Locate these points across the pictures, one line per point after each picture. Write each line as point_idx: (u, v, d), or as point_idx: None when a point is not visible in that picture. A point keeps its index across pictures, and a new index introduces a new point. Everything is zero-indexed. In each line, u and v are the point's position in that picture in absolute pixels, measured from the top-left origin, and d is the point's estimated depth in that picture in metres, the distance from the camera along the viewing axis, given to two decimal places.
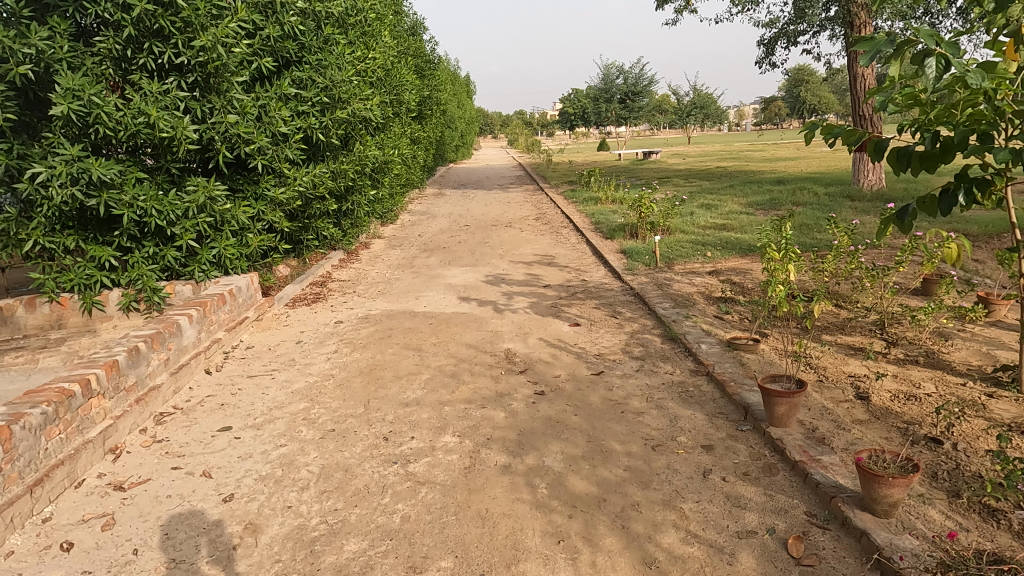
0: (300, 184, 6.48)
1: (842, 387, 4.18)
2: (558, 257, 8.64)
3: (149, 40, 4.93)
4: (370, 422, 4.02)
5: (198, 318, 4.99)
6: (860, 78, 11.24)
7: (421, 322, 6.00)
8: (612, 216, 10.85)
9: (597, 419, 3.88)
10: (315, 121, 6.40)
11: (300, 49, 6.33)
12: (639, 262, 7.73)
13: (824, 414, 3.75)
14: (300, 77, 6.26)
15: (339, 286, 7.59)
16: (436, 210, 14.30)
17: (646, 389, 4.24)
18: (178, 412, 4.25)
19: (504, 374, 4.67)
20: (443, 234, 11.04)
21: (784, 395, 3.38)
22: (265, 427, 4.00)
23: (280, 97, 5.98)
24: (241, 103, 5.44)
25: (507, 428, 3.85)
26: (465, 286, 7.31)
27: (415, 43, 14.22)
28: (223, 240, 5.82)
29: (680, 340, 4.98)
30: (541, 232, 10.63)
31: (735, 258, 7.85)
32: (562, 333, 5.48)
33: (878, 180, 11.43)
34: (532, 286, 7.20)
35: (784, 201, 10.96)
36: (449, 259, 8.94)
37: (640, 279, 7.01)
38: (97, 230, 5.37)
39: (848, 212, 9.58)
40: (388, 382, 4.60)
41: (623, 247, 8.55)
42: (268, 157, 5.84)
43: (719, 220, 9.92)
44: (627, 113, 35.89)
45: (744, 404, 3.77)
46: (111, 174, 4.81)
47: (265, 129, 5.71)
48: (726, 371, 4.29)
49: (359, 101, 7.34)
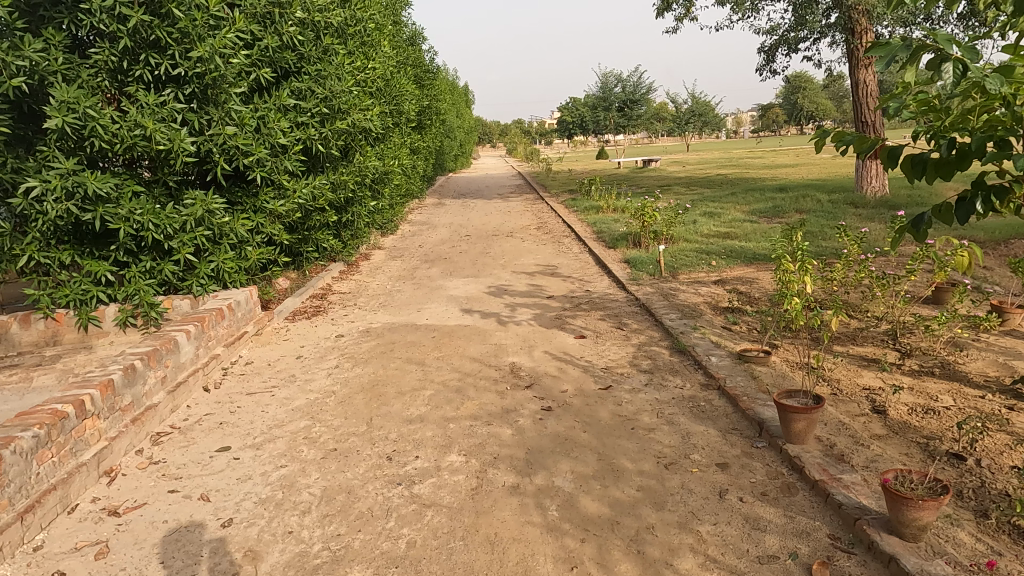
0: (300, 196, 6.34)
1: (858, 399, 4.08)
2: (561, 267, 8.56)
3: (145, 51, 4.79)
4: (373, 441, 3.90)
5: (196, 335, 4.88)
6: (864, 83, 11.19)
7: (423, 334, 5.90)
8: (614, 224, 10.76)
9: (607, 437, 3.76)
10: (314, 132, 6.21)
11: (299, 59, 6.17)
12: (643, 271, 7.65)
13: (841, 430, 3.64)
14: (299, 88, 6.09)
15: (340, 299, 7.50)
16: (436, 221, 14.21)
17: (656, 404, 4.14)
18: (176, 431, 4.12)
19: (510, 389, 4.56)
20: (444, 245, 10.97)
21: (801, 411, 3.25)
22: (264, 447, 3.89)
23: (279, 108, 5.83)
24: (239, 115, 5.30)
25: (514, 446, 3.73)
26: (468, 298, 7.22)
27: (415, 52, 14.26)
28: (222, 254, 5.74)
29: (689, 352, 4.87)
30: (543, 241, 10.54)
31: (741, 267, 7.78)
32: (568, 345, 5.38)
33: (881, 186, 11.32)
34: (535, 296, 7.11)
35: (787, 208, 10.88)
36: (451, 269, 8.86)
37: (645, 289, 6.92)
38: (93, 245, 5.33)
39: (853, 220, 9.53)
40: (391, 399, 4.48)
41: (626, 256, 8.47)
42: (266, 169, 5.72)
43: (722, 228, 9.83)
44: (626, 121, 36.17)
45: (759, 420, 3.65)
46: (106, 187, 4.75)
47: (264, 141, 5.58)
48: (738, 385, 4.17)
49: (359, 111, 7.13)
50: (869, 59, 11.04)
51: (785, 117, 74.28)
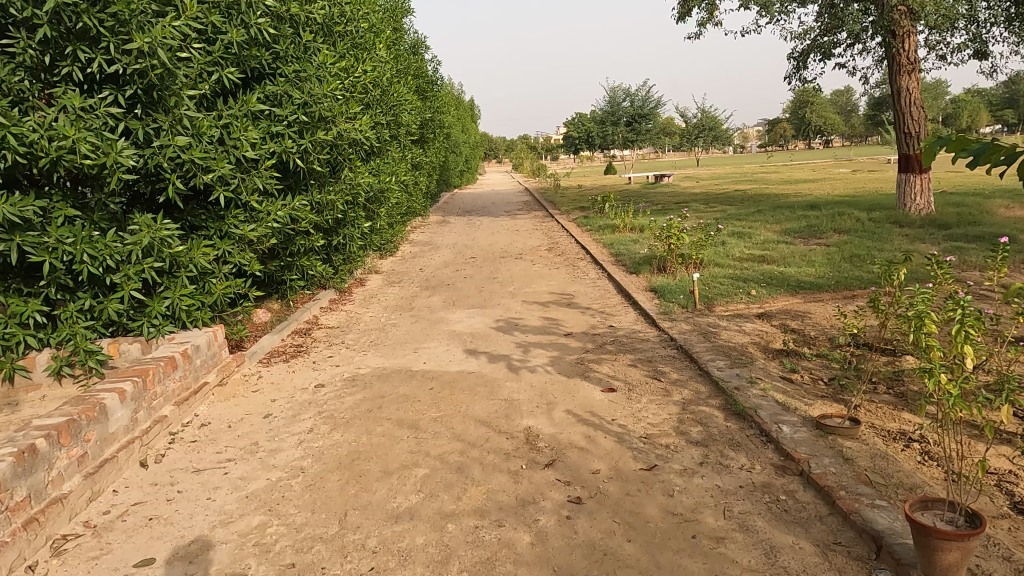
0: (275, 219, 5.37)
1: (991, 493, 3.06)
2: (578, 295, 7.60)
3: (72, 43, 3.83)
4: (344, 551, 2.91)
5: (133, 396, 3.90)
6: (906, 91, 10.19)
7: (419, 385, 4.91)
8: (634, 246, 9.80)
9: (661, 552, 2.75)
10: (292, 144, 5.18)
11: (274, 58, 5.19)
12: (674, 302, 6.69)
13: (989, 546, 2.62)
14: (273, 91, 5.09)
15: (326, 335, 6.54)
16: (439, 241, 13.28)
17: (721, 497, 3.13)
18: (89, 532, 3.14)
19: (526, 468, 3.55)
20: (447, 268, 10.03)
21: (954, 537, 2.25)
22: (199, 559, 2.90)
23: (248, 115, 4.87)
24: (196, 122, 4.36)
25: (534, 564, 2.73)
26: (473, 335, 6.26)
27: (417, 61, 13.40)
28: (178, 288, 4.79)
29: (750, 417, 3.85)
30: (556, 265, 9.58)
31: (785, 297, 6.82)
32: (595, 403, 4.37)
33: (927, 204, 10.28)
34: (551, 333, 6.13)
35: (824, 227, 9.91)
36: (454, 298, 7.92)
37: (680, 324, 5.93)
38: (21, 280, 4.42)
39: (903, 243, 8.55)
40: (373, 483, 3.48)
41: (652, 284, 7.50)
42: (231, 187, 4.76)
43: (756, 251, 8.84)
44: (635, 136, 35.39)
45: (875, 533, 2.63)
46: (24, 212, 3.81)
47: (227, 154, 4.60)
48: (829, 472, 3.15)
49: (348, 121, 6.08)
50: (913, 65, 10.07)
51: (794, 131, 73.47)
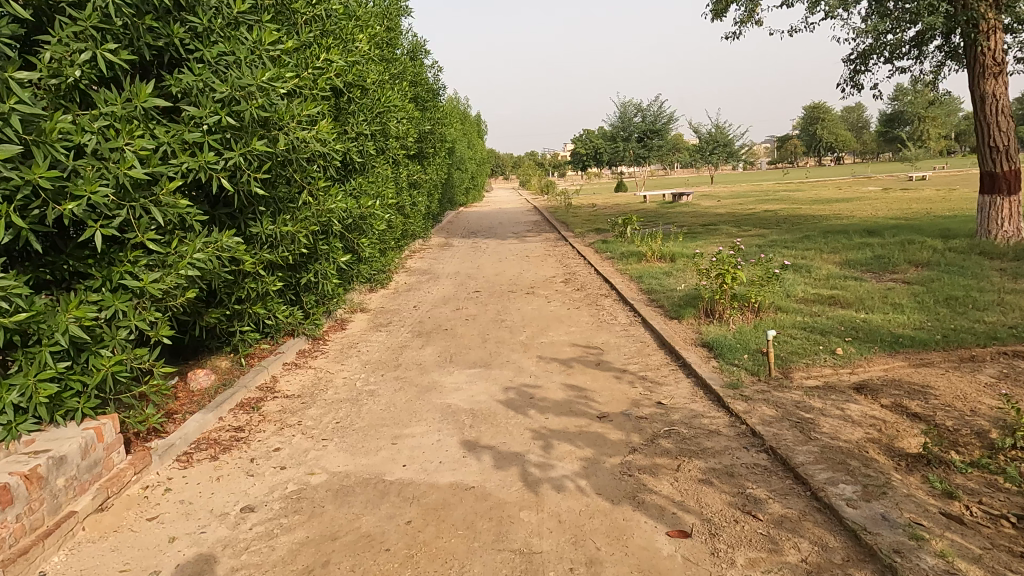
0: (194, 264, 3.79)
1: None
2: (609, 350, 6.00)
3: None
4: None
5: None
6: (992, 96, 8.61)
7: (393, 514, 3.30)
8: (669, 281, 8.21)
9: None
10: (215, 158, 3.61)
11: (188, 36, 3.62)
12: (739, 367, 5.08)
13: None
14: (185, 82, 3.53)
15: (281, 409, 4.96)
16: (439, 269, 11.69)
17: None
18: None
19: None
20: (447, 306, 8.47)
21: None
22: None
23: (141, 116, 3.29)
24: (41, 123, 2.80)
25: None
26: (475, 414, 4.66)
27: (415, 67, 11.95)
28: (34, 372, 3.20)
29: None
30: (576, 303, 8.00)
31: (883, 359, 5.21)
32: (664, 566, 2.75)
33: (1015, 230, 8.66)
34: (580, 413, 4.53)
35: (895, 259, 8.31)
36: (453, 351, 6.33)
37: (757, 405, 4.32)
38: None
39: (1006, 282, 6.93)
40: None
41: (703, 336, 5.90)
42: (114, 221, 3.18)
43: (823, 290, 7.22)
44: (646, 152, 33.94)
45: None
46: None
47: (102, 172, 3.03)
48: None
49: (305, 126, 4.51)
50: (1000, 66, 8.50)
51: (806, 148, 72.08)
